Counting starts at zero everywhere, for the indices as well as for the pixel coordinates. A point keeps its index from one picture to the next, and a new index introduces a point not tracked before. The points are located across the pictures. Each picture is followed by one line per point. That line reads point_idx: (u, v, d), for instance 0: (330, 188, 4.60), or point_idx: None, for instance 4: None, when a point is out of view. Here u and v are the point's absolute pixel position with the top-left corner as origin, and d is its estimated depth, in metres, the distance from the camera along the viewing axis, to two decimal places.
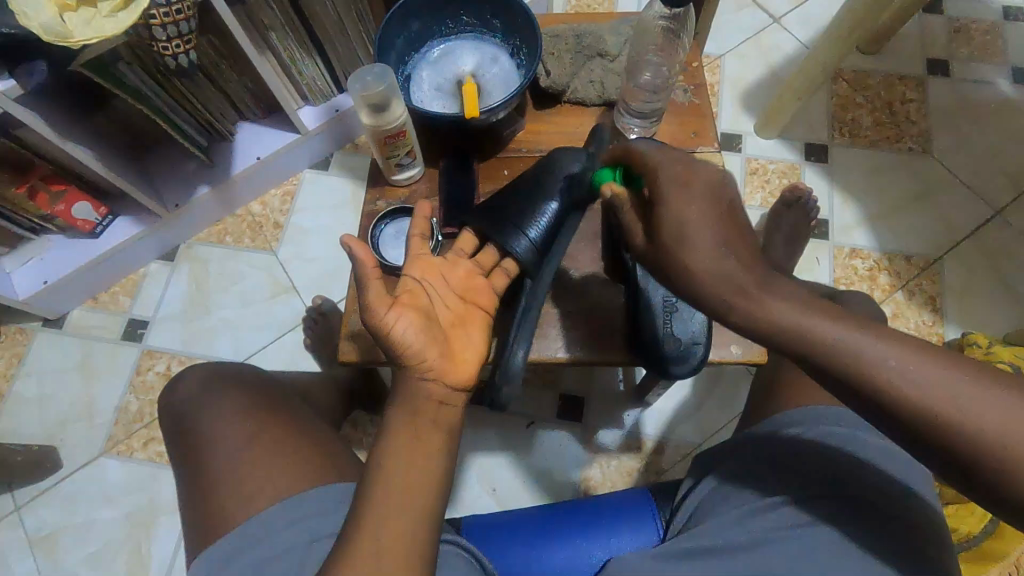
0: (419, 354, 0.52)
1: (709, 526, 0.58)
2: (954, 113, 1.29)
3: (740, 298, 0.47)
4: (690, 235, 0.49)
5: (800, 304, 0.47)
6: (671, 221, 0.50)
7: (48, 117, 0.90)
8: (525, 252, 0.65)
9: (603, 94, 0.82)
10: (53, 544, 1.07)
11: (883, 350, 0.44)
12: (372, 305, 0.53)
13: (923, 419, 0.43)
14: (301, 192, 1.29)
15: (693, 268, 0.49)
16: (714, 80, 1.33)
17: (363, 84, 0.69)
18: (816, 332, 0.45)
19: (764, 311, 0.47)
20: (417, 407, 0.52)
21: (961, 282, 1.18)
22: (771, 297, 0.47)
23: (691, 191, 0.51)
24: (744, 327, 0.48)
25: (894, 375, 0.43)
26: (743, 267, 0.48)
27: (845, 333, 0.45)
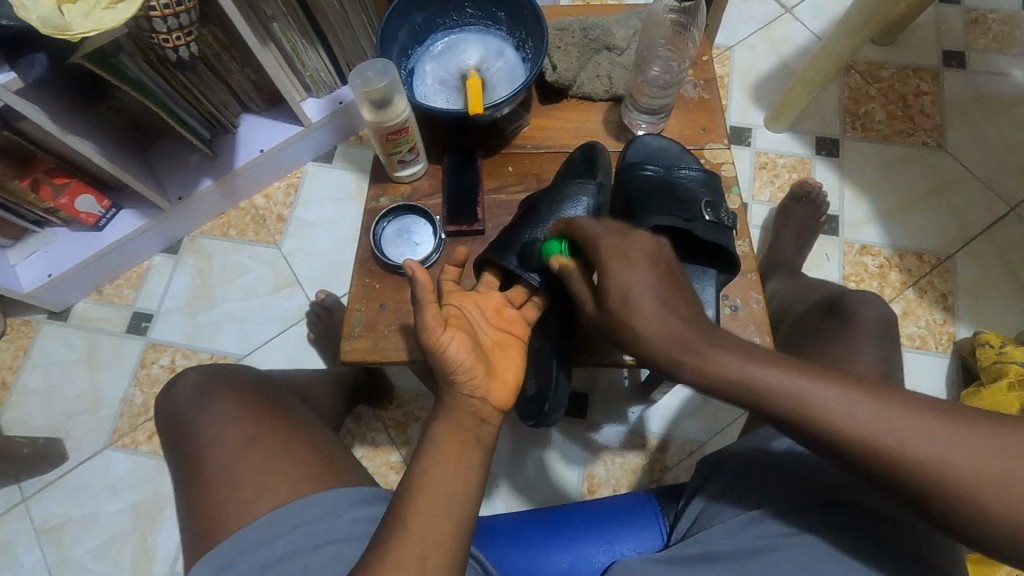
0: (469, 370, 0.53)
1: (714, 532, 0.58)
2: (969, 106, 1.26)
3: (687, 353, 0.51)
4: (633, 303, 0.53)
5: (744, 355, 0.50)
6: (617, 289, 0.54)
7: (49, 110, 0.89)
8: (548, 281, 0.66)
9: (610, 88, 0.80)
10: (60, 535, 1.08)
11: (818, 389, 0.47)
12: (428, 326, 0.55)
13: (867, 454, 0.45)
14: (306, 184, 1.28)
15: (641, 330, 0.52)
16: (723, 71, 1.30)
17: (364, 78, 0.67)
18: (758, 380, 0.49)
19: (712, 366, 0.50)
20: (464, 419, 0.53)
21: (973, 279, 1.16)
22: (721, 353, 0.51)
23: (630, 260, 0.54)
24: (696, 379, 0.51)
25: (834, 412, 0.46)
26: (688, 324, 0.52)
27: (785, 377, 0.48)
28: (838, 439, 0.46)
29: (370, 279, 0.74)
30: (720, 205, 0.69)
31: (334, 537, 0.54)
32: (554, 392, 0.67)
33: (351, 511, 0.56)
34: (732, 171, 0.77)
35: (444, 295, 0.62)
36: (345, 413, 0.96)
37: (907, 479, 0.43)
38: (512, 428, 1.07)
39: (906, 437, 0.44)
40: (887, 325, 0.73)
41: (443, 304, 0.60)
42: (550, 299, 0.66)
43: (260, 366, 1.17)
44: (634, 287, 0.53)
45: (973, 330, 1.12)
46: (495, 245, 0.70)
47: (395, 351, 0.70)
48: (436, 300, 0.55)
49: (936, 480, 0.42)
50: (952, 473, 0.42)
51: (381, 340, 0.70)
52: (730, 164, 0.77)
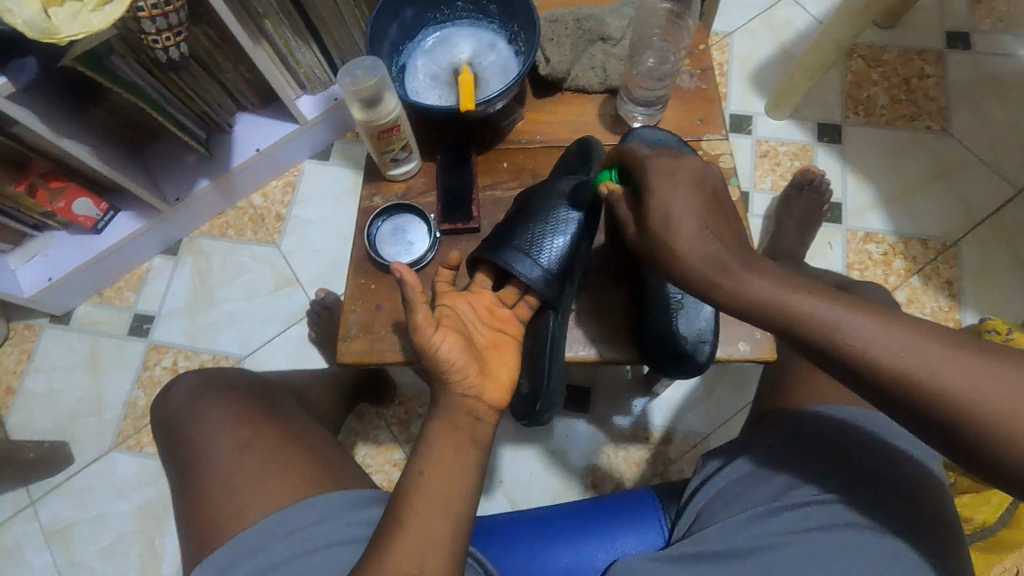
0: (461, 370, 0.53)
1: (715, 528, 0.57)
2: (974, 88, 1.24)
3: (722, 275, 0.49)
4: (674, 221, 0.50)
5: (780, 281, 0.48)
6: (657, 209, 0.51)
7: (41, 112, 0.89)
8: (540, 280, 0.64)
9: (606, 80, 0.79)
10: (68, 538, 1.09)
11: (854, 318, 0.46)
12: (419, 327, 0.54)
13: (900, 386, 0.44)
14: (303, 182, 1.28)
15: (679, 252, 0.50)
16: (722, 59, 1.28)
17: (353, 77, 0.66)
18: (791, 305, 0.47)
19: (745, 287, 0.48)
20: (456, 416, 0.52)
21: (979, 264, 1.14)
22: (755, 278, 0.48)
23: (672, 180, 0.52)
24: (727, 305, 0.49)
25: (866, 343, 0.45)
26: (724, 244, 0.50)
27: (826, 308, 0.47)
28: (873, 368, 0.45)
29: (365, 279, 0.73)
30: None
31: (332, 540, 0.54)
32: (546, 389, 0.67)
33: (350, 514, 0.56)
34: (730, 162, 0.76)
35: (439, 297, 0.62)
36: (346, 412, 0.96)
37: (942, 409, 0.43)
38: (514, 424, 1.06)
39: (937, 366, 0.43)
40: None
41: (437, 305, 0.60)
42: (541, 298, 0.65)
43: (262, 366, 1.17)
44: (675, 207, 0.51)
45: (979, 316, 1.11)
46: (486, 242, 0.68)
47: (391, 353, 0.69)
48: (427, 299, 0.54)
49: (971, 413, 0.42)
50: (984, 405, 0.42)
51: (377, 341, 0.70)
52: (728, 155, 0.76)
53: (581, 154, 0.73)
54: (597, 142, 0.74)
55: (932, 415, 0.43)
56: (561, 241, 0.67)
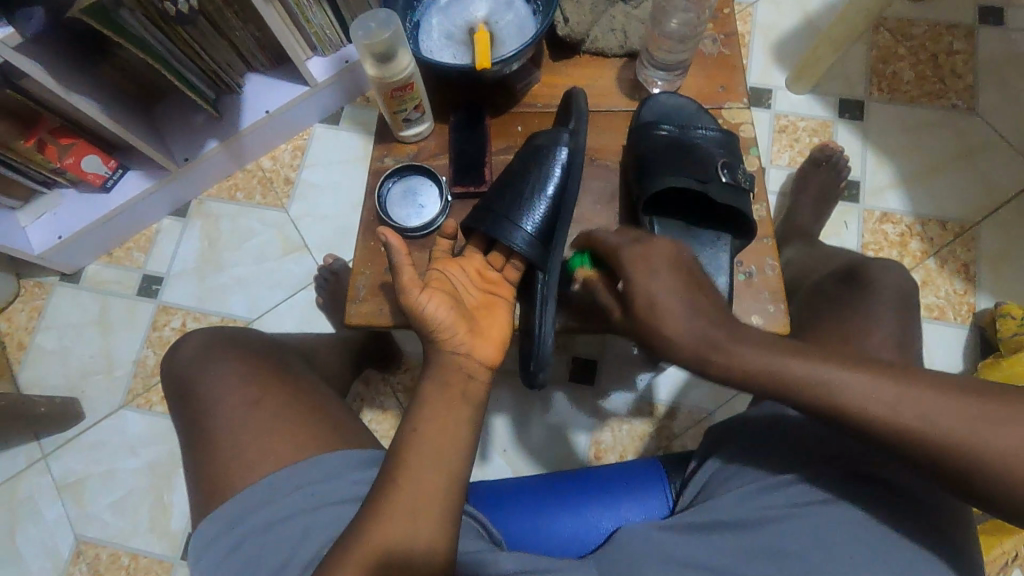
0: (449, 328, 0.54)
1: (719, 500, 0.57)
2: (1005, 66, 1.20)
3: (714, 352, 0.53)
4: (659, 313, 0.56)
5: (768, 349, 0.52)
6: (642, 297, 0.57)
7: (49, 65, 0.87)
8: (523, 244, 0.63)
9: (626, 44, 0.76)
10: (80, 491, 1.11)
11: (846, 375, 0.48)
12: (406, 288, 0.55)
13: (900, 438, 0.46)
14: (312, 146, 1.26)
15: (672, 334, 0.55)
16: (745, 29, 1.24)
17: (366, 31, 0.64)
18: (784, 371, 0.50)
19: (737, 360, 0.52)
20: (445, 372, 0.53)
21: (998, 248, 1.12)
22: (742, 347, 0.53)
23: (651, 269, 0.58)
24: (726, 376, 0.53)
25: (863, 399, 0.47)
26: (714, 324, 0.55)
27: (806, 368, 0.49)
28: (857, 420, 0.47)
29: (375, 241, 0.72)
30: (737, 166, 0.67)
31: (337, 497, 0.55)
32: (538, 352, 0.65)
33: (355, 473, 0.57)
34: (750, 132, 0.74)
35: (431, 262, 0.62)
36: (353, 377, 0.96)
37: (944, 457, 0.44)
38: (519, 394, 1.07)
39: (917, 412, 0.45)
40: (909, 294, 0.71)
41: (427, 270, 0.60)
42: (527, 260, 0.64)
43: (270, 330, 1.18)
44: (660, 293, 0.57)
45: (994, 302, 1.09)
46: (475, 210, 0.67)
47: (399, 315, 0.69)
48: (411, 260, 0.55)
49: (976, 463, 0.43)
50: (987, 451, 0.43)
51: (386, 303, 0.69)
52: (749, 125, 0.74)
53: (568, 110, 0.71)
54: (585, 97, 0.72)
55: (914, 452, 0.46)
56: (549, 207, 0.65)
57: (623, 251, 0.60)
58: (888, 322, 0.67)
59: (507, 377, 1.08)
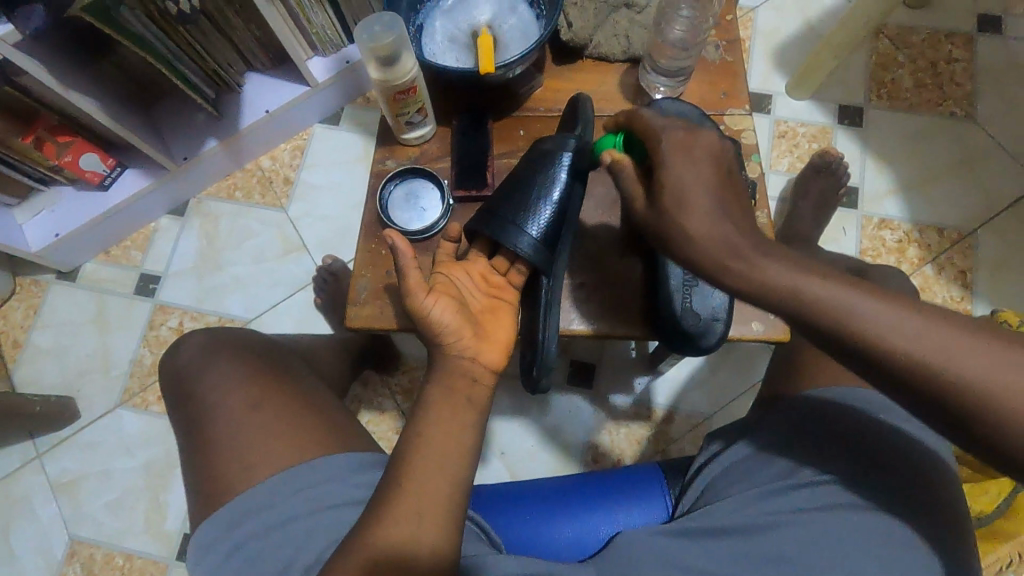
0: (455, 332, 0.54)
1: (720, 506, 0.57)
2: (1003, 74, 1.20)
3: (734, 260, 0.49)
4: (688, 203, 0.51)
5: (792, 265, 0.49)
6: (671, 187, 0.52)
7: (48, 63, 0.87)
8: (528, 248, 0.63)
9: (629, 49, 0.76)
10: (75, 490, 1.11)
11: (868, 304, 0.46)
12: (412, 291, 0.55)
13: (914, 373, 0.44)
14: (313, 146, 1.26)
15: (692, 234, 0.51)
16: (745, 34, 1.25)
17: (371, 34, 0.64)
18: (803, 293, 0.47)
19: (757, 272, 0.49)
20: (448, 375, 0.53)
21: (995, 255, 1.13)
22: (766, 260, 0.49)
23: (693, 157, 0.52)
24: (741, 290, 0.50)
25: (882, 329, 0.45)
26: (738, 231, 0.50)
27: (830, 291, 0.47)
28: (875, 349, 0.45)
29: (377, 243, 0.72)
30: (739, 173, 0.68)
31: (338, 501, 0.55)
32: (542, 357, 0.65)
33: (356, 477, 0.57)
34: (752, 138, 0.74)
35: (435, 265, 0.62)
36: (352, 378, 0.96)
37: (958, 397, 0.43)
38: (518, 397, 1.07)
39: (936, 349, 0.44)
40: (909, 301, 0.71)
41: (431, 274, 0.60)
42: (531, 265, 0.64)
43: (268, 330, 1.17)
44: (691, 185, 0.51)
45: (991, 308, 1.10)
46: (479, 214, 0.67)
47: (401, 318, 0.69)
48: (417, 263, 0.55)
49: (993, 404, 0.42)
50: (1003, 393, 0.41)
51: (388, 306, 0.69)
52: (751, 131, 0.75)
53: (571, 116, 0.71)
54: (590, 103, 0.72)
55: (926, 390, 0.44)
56: (554, 210, 0.65)
57: (664, 135, 0.53)
58: None
59: (506, 380, 1.08)
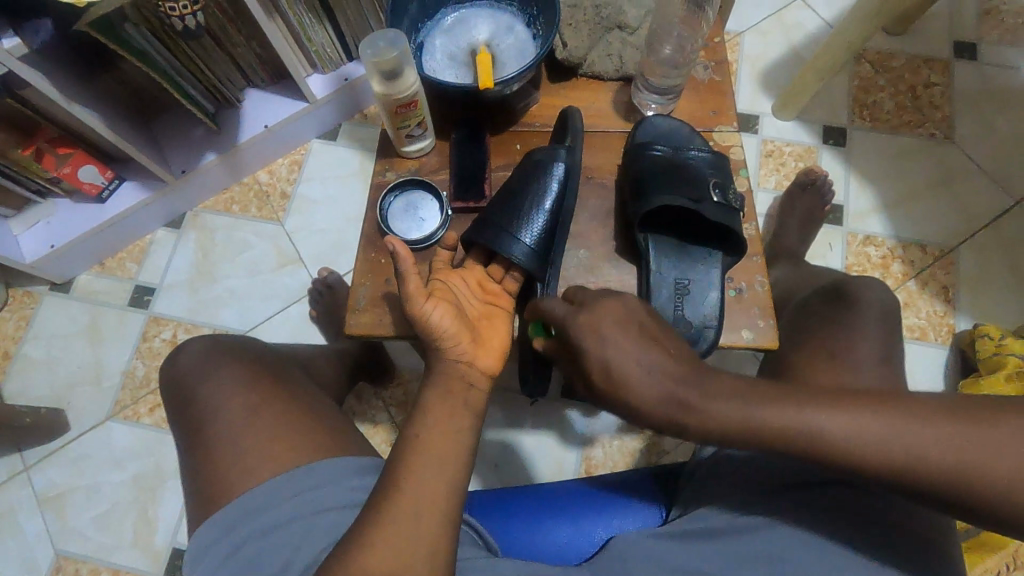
0: (453, 336, 0.55)
1: (711, 508, 0.58)
2: (979, 98, 1.25)
3: (684, 411, 0.52)
4: (619, 375, 0.54)
5: (738, 399, 0.51)
6: (598, 362, 0.55)
7: (51, 77, 0.88)
8: (523, 255, 0.65)
9: (621, 68, 0.79)
10: (62, 504, 1.09)
11: (825, 417, 0.48)
12: (411, 297, 0.56)
13: (890, 474, 0.46)
14: (309, 160, 1.28)
15: (638, 403, 0.54)
16: (733, 57, 1.29)
17: (375, 49, 0.66)
18: (758, 423, 0.50)
19: (707, 420, 0.51)
20: (445, 378, 0.54)
21: (975, 272, 1.16)
22: (712, 402, 0.52)
23: (603, 331, 0.56)
24: (706, 436, 0.52)
25: (849, 438, 0.47)
26: (677, 380, 0.53)
27: (785, 416, 0.49)
28: (847, 460, 0.47)
29: (376, 253, 0.73)
30: (728, 185, 0.70)
31: (336, 503, 0.55)
32: (537, 359, 0.67)
33: (354, 480, 0.57)
34: (740, 154, 0.77)
35: (433, 271, 0.63)
36: (347, 389, 0.97)
37: (949, 488, 0.44)
38: (513, 410, 1.08)
39: (904, 446, 0.45)
40: (891, 312, 0.73)
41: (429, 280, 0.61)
42: (526, 272, 0.65)
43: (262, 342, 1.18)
44: (616, 360, 0.55)
45: (973, 323, 1.13)
46: (476, 223, 0.69)
47: (399, 326, 0.69)
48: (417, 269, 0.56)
49: (980, 491, 0.43)
50: (989, 480, 0.43)
51: (386, 314, 0.70)
52: (739, 147, 0.77)
53: (562, 129, 0.74)
54: (579, 117, 0.75)
55: (897, 482, 0.46)
56: (549, 220, 0.67)
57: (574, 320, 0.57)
58: (872, 338, 0.69)
59: (500, 392, 1.09)
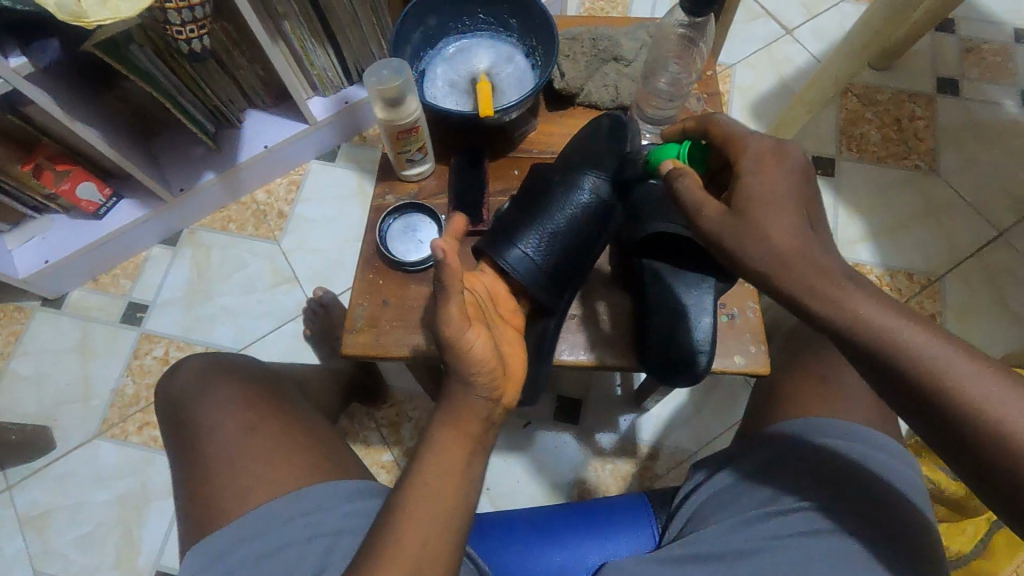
0: (491, 372, 0.53)
1: (704, 533, 0.58)
2: (961, 131, 1.29)
3: (821, 279, 0.45)
4: (778, 206, 0.47)
5: (883, 302, 0.44)
6: (758, 187, 0.49)
7: (55, 95, 0.89)
8: (532, 279, 0.65)
9: (617, 98, 0.81)
10: (44, 524, 1.07)
11: (960, 362, 0.41)
12: (455, 322, 0.52)
13: (993, 449, 0.40)
14: (307, 181, 1.29)
15: (778, 243, 0.46)
16: (724, 88, 1.33)
17: (378, 78, 0.69)
18: (892, 330, 0.43)
19: (839, 300, 0.44)
20: (474, 412, 0.52)
21: (961, 300, 1.18)
22: (856, 291, 0.44)
23: (775, 166, 0.49)
24: (820, 314, 0.44)
25: (971, 392, 0.41)
26: (828, 255, 0.46)
27: (925, 338, 0.42)
28: (953, 409, 0.41)
29: (374, 274, 0.74)
30: None
31: (329, 527, 0.55)
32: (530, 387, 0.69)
33: (346, 504, 0.57)
34: None
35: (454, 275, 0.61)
36: (339, 409, 0.96)
37: None
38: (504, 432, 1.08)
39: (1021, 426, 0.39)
40: None
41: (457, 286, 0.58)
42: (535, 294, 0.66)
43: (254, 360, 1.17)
44: (778, 189, 0.48)
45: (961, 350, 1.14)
46: (491, 233, 0.68)
47: (396, 348, 0.70)
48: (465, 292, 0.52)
49: None
50: None
51: (384, 335, 0.71)
52: None
53: (614, 143, 0.72)
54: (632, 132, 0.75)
55: (994, 459, 0.40)
56: (556, 239, 0.66)
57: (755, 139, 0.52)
58: None
59: None
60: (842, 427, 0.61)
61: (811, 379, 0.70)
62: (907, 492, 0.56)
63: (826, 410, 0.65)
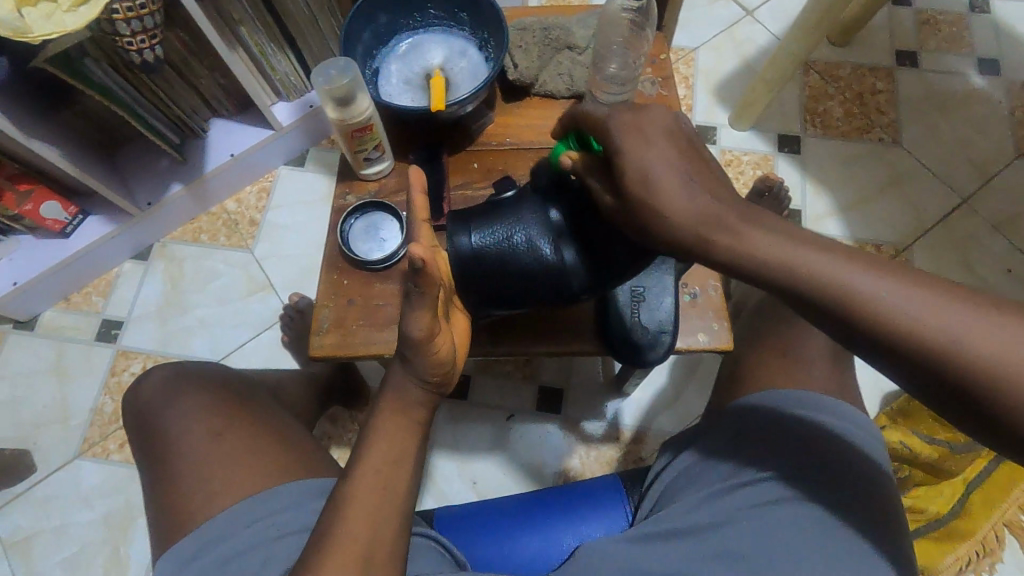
0: (448, 371, 0.53)
1: (672, 509, 0.59)
2: (922, 102, 1.32)
3: (720, 231, 0.44)
4: (655, 182, 0.45)
5: (780, 234, 0.44)
6: (635, 169, 0.46)
7: (8, 114, 0.88)
8: (463, 252, 0.62)
9: (572, 86, 0.82)
10: (29, 548, 1.06)
11: (863, 275, 0.42)
12: (421, 323, 0.49)
13: (921, 356, 0.40)
14: (277, 187, 1.28)
15: (665, 213, 0.45)
16: (688, 71, 1.34)
17: (326, 78, 0.70)
18: (795, 262, 0.43)
19: (745, 244, 0.44)
20: (424, 400, 0.53)
21: (928, 268, 1.20)
22: (755, 230, 0.44)
23: (646, 137, 0.47)
24: (728, 266, 0.45)
25: (886, 301, 0.41)
26: (721, 203, 0.45)
27: (816, 257, 0.43)
28: (873, 322, 0.41)
29: (338, 275, 0.74)
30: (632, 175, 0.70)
31: (297, 526, 0.55)
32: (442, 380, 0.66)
33: (314, 504, 0.57)
34: None
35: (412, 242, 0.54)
36: (320, 413, 0.96)
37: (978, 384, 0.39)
38: (489, 426, 1.09)
39: (954, 333, 0.39)
40: None
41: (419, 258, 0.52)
42: (457, 266, 0.62)
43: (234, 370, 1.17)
44: (655, 166, 0.46)
45: None
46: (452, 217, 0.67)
47: (366, 348, 0.70)
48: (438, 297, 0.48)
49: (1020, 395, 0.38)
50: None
51: (350, 336, 0.71)
52: None
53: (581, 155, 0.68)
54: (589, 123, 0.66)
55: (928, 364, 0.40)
56: (514, 243, 0.63)
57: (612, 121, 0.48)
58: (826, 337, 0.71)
59: (476, 408, 1.10)
60: (802, 398, 0.62)
61: (774, 353, 0.71)
62: (865, 460, 0.56)
63: (789, 381, 0.67)
